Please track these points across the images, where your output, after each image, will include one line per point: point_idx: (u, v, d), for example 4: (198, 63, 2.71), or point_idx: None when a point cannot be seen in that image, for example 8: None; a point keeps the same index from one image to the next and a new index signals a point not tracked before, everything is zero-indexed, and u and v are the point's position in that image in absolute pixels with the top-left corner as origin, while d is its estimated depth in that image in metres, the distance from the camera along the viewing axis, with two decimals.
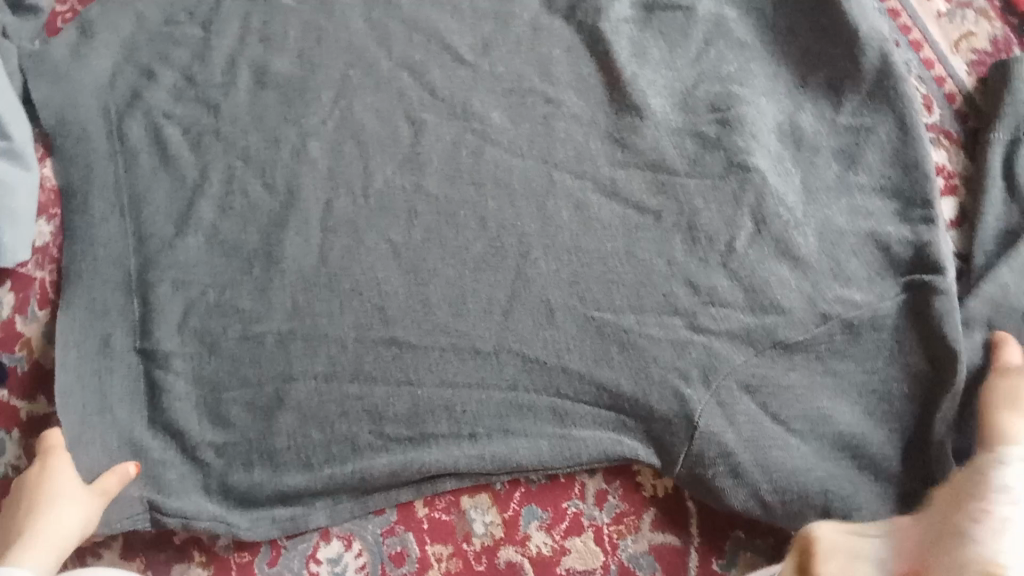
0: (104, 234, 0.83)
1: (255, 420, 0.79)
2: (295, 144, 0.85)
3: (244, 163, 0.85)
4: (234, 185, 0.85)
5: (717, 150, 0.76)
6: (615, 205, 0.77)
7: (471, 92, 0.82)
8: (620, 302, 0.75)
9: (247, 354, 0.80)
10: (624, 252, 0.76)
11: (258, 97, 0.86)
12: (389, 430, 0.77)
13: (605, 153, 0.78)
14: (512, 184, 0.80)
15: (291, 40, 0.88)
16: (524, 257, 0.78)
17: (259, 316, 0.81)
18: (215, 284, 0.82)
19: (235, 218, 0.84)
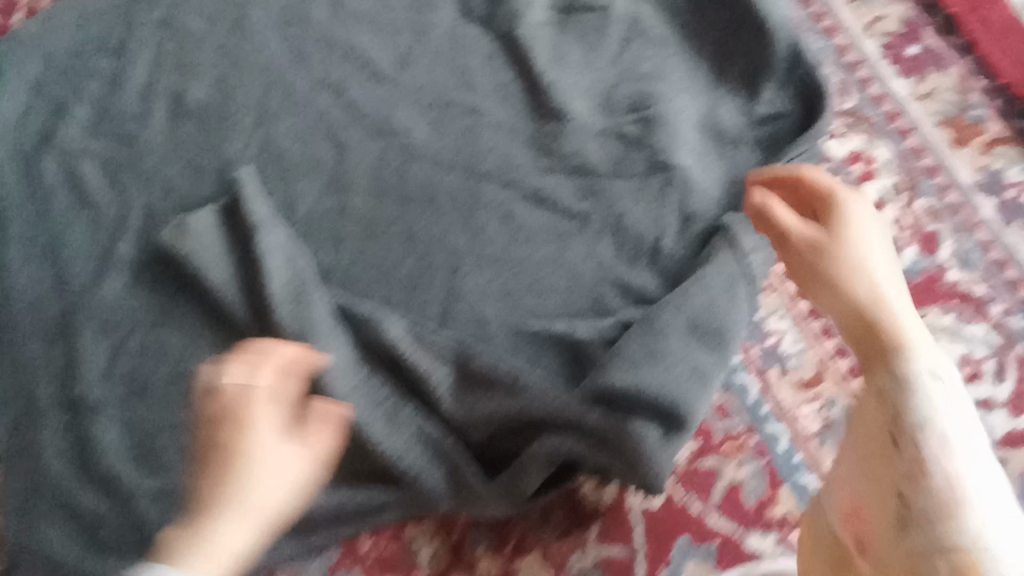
0: (24, 279, 0.81)
1: (189, 462, 0.75)
2: (217, 173, 0.83)
3: (165, 195, 0.83)
4: (158, 220, 0.83)
5: (640, 150, 0.75)
6: (542, 213, 0.75)
7: (392, 107, 0.80)
8: (549, 308, 0.73)
9: (178, 393, 0.78)
10: (553, 258, 0.74)
11: (175, 128, 0.84)
12: None
13: (529, 161, 0.76)
14: (438, 199, 0.78)
15: (205, 66, 0.85)
16: (455, 272, 0.76)
17: (190, 351, 0.79)
18: (142, 323, 0.80)
19: (159, 253, 0.82)
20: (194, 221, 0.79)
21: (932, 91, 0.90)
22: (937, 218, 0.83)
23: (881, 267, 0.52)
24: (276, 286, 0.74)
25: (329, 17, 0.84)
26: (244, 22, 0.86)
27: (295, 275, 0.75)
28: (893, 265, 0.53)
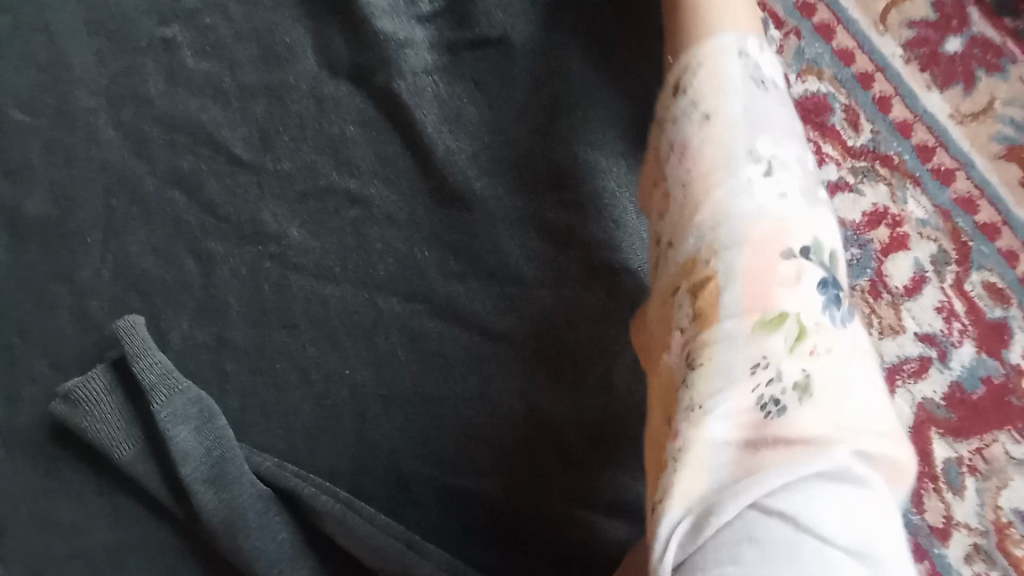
0: None
1: None
2: (72, 309, 0.64)
3: (22, 338, 0.65)
4: (19, 370, 0.65)
5: (571, 243, 0.56)
6: (457, 332, 0.56)
7: (259, 202, 0.62)
8: (483, 468, 0.55)
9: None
10: (478, 403, 0.55)
11: (17, 250, 0.65)
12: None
13: (435, 262, 0.58)
14: (331, 321, 0.60)
15: (36, 168, 0.66)
16: (362, 417, 0.58)
17: (81, 529, 0.63)
18: (26, 495, 0.64)
19: (29, 408, 0.65)
20: (85, 386, 0.62)
21: (982, 109, 0.79)
22: (1003, 304, 0.77)
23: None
24: (191, 470, 0.58)
25: (165, 89, 0.65)
26: (68, 107, 0.66)
27: (213, 444, 0.58)
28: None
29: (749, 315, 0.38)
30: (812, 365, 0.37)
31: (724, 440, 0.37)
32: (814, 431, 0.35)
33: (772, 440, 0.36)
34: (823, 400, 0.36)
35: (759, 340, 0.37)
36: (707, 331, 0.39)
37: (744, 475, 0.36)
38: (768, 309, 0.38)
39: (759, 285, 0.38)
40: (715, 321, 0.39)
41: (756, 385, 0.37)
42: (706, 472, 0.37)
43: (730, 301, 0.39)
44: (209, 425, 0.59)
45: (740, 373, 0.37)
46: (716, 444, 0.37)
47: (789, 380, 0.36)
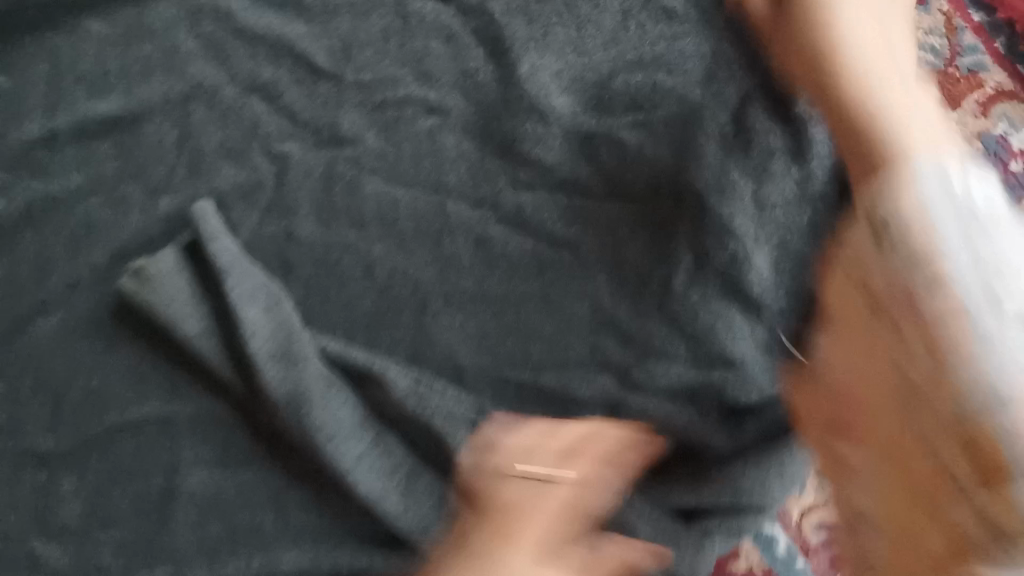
0: None
1: (145, 518, 0.65)
2: (143, 202, 0.69)
3: (87, 231, 0.70)
4: (81, 259, 0.70)
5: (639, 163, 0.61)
6: (522, 238, 0.62)
7: (337, 110, 0.68)
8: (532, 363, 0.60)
9: (131, 442, 0.67)
10: (540, 301, 0.61)
11: (88, 150, 0.71)
12: (296, 522, 0.65)
13: (504, 171, 0.63)
14: (400, 223, 0.64)
15: (113, 75, 0.73)
16: (422, 311, 0.62)
17: (138, 396, 0.68)
18: (84, 368, 0.69)
19: (86, 291, 0.70)
20: (154, 266, 0.66)
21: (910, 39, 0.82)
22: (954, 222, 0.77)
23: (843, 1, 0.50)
24: (260, 346, 0.62)
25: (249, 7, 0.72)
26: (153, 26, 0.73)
27: (280, 324, 0.63)
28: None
29: None
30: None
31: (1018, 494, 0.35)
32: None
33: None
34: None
35: None
36: (1002, 491, 0.35)
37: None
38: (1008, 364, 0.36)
39: None
40: (1006, 483, 0.35)
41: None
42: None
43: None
44: (281, 311, 0.63)
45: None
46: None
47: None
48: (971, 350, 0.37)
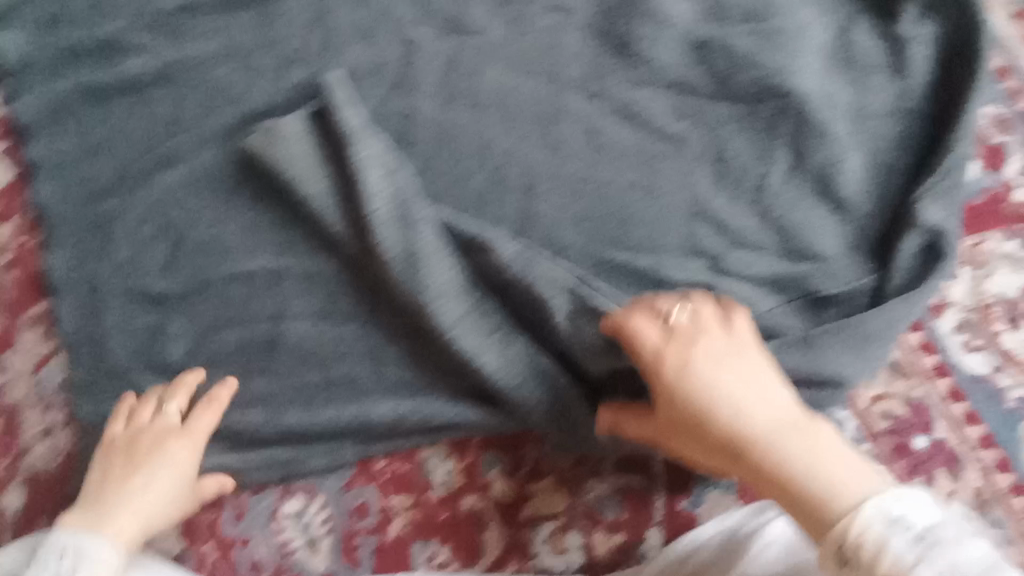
0: (82, 175, 0.76)
1: (249, 359, 0.72)
2: (274, 67, 0.75)
3: (219, 94, 0.76)
4: (210, 117, 0.75)
5: (747, 68, 0.66)
6: (629, 131, 0.67)
7: (467, 3, 0.73)
8: (632, 244, 0.65)
9: (241, 293, 0.73)
10: (641, 189, 0.65)
11: (228, 22, 0.78)
12: (389, 374, 0.70)
13: (622, 67, 0.69)
14: (515, 108, 0.69)
15: None
16: (530, 191, 0.67)
17: (250, 250, 0.73)
18: (207, 216, 0.74)
19: (211, 146, 0.75)
20: (283, 126, 0.71)
21: None
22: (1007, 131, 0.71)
23: (697, 348, 0.55)
24: (378, 207, 0.66)
25: None
26: None
27: (396, 191, 0.66)
28: (716, 350, 0.55)
29: None
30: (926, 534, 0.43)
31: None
32: (958, 560, 0.42)
33: (930, 571, 0.42)
34: (955, 549, 0.43)
35: None
36: None
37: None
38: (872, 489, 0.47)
39: None
40: None
41: (909, 547, 0.43)
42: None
43: None
44: (401, 176, 0.67)
45: (889, 529, 0.44)
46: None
47: (923, 527, 0.44)
48: (854, 515, 0.46)
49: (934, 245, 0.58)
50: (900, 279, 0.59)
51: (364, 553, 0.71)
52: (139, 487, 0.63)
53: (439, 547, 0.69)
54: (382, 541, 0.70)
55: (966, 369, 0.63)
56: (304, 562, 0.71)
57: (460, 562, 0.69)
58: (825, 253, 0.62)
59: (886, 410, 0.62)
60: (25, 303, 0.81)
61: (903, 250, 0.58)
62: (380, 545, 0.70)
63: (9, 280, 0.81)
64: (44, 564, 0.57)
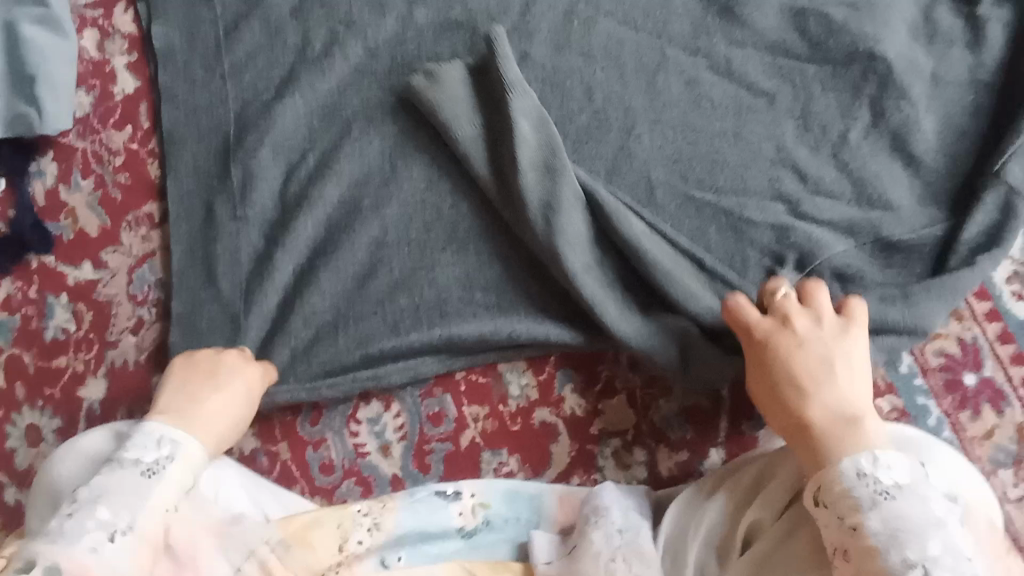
0: (206, 98, 0.79)
1: (345, 285, 0.75)
2: (402, 11, 0.81)
3: (347, 27, 0.81)
4: (336, 48, 0.81)
5: (842, 35, 0.76)
6: (727, 84, 0.76)
7: None
8: (720, 183, 0.73)
9: (343, 215, 0.77)
10: (731, 134, 0.75)
11: None
12: (478, 297, 0.75)
13: (721, 29, 0.78)
14: (622, 58, 0.77)
15: None
16: (629, 132, 0.75)
17: (360, 178, 0.77)
18: (315, 147, 0.78)
19: (336, 78, 0.80)
20: (446, 72, 0.76)
21: None
22: None
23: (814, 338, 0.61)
24: (525, 155, 0.71)
25: None
26: None
27: (545, 140, 0.72)
28: (837, 341, 0.61)
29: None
30: (898, 494, 0.51)
31: (868, 526, 0.50)
32: (902, 510, 0.50)
33: (876, 515, 0.50)
34: (905, 503, 0.50)
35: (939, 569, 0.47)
36: None
37: (898, 531, 0.49)
38: (860, 451, 0.54)
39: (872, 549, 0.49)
40: None
41: (872, 498, 0.51)
42: (875, 539, 0.49)
43: None
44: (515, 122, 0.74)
45: (856, 480, 0.52)
46: (870, 523, 0.50)
47: (889, 483, 0.51)
48: (840, 464, 0.54)
49: (1008, 204, 0.70)
50: (961, 254, 0.70)
51: (435, 459, 0.75)
52: (219, 404, 0.63)
53: (509, 457, 0.74)
54: (455, 449, 0.75)
55: (1015, 315, 0.73)
56: (375, 466, 0.74)
57: (529, 469, 0.74)
58: (895, 202, 0.73)
59: (938, 348, 0.72)
60: (132, 205, 0.88)
61: (984, 208, 0.70)
62: (451, 454, 0.75)
63: (117, 183, 0.89)
64: (143, 446, 0.57)
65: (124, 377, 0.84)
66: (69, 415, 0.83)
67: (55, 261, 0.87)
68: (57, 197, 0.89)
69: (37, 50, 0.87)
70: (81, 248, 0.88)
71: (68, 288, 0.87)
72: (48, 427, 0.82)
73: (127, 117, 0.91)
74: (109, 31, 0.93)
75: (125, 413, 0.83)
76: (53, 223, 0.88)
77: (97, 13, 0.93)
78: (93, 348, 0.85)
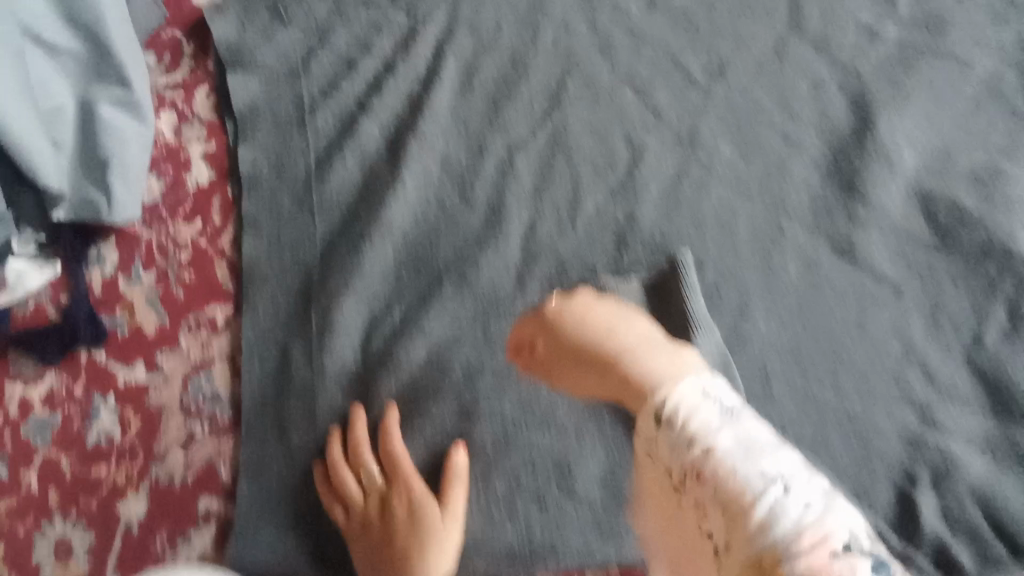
0: (292, 233, 0.83)
1: (432, 459, 0.75)
2: (501, 157, 0.82)
3: (441, 169, 0.82)
4: (432, 194, 0.82)
5: (977, 228, 0.73)
6: (849, 269, 0.73)
7: (700, 119, 0.80)
8: (844, 387, 0.70)
9: (428, 380, 0.77)
10: (856, 329, 0.71)
11: (464, 98, 0.84)
12: (579, 490, 0.73)
13: (844, 207, 0.75)
14: (735, 229, 0.75)
15: (503, 35, 0.86)
16: (741, 312, 0.72)
17: (453, 339, 0.78)
18: (401, 302, 0.80)
19: (426, 229, 0.81)
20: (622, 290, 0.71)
21: None
22: None
23: (601, 308, 0.66)
24: None
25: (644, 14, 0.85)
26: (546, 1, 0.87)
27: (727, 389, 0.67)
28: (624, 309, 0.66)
29: (798, 530, 0.46)
30: (740, 425, 0.52)
31: (719, 446, 0.51)
32: (750, 434, 0.51)
33: (724, 431, 0.51)
34: (745, 426, 0.52)
35: (826, 505, 0.47)
36: None
37: (746, 447, 0.50)
38: (688, 373, 0.56)
39: (741, 483, 0.49)
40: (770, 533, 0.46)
41: (716, 417, 0.52)
42: (728, 456, 0.50)
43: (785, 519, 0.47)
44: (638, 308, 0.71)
45: (699, 402, 0.53)
46: (721, 441, 0.51)
47: (727, 404, 0.53)
48: (669, 391, 0.55)
49: None
50: None
51: None
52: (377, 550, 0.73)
53: None
54: None
55: None
56: None
57: None
58: None
59: None
60: (194, 306, 0.84)
61: None
62: None
63: (182, 281, 0.85)
64: None
65: (167, 495, 0.78)
66: (103, 530, 0.77)
67: (107, 359, 0.83)
68: (115, 289, 0.85)
69: (114, 136, 0.83)
70: (136, 347, 0.83)
71: (117, 389, 0.82)
72: (79, 544, 0.76)
73: (198, 210, 0.87)
74: (188, 115, 0.89)
75: (164, 536, 0.76)
76: (108, 315, 0.85)
77: (177, 95, 0.89)
78: (137, 459, 0.79)
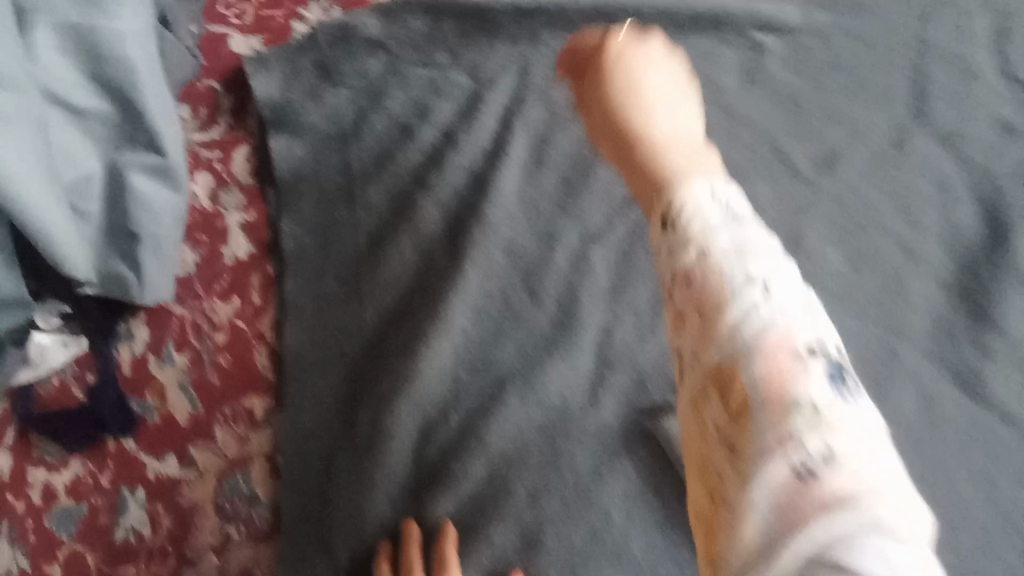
0: (339, 320, 0.74)
1: None
2: (575, 250, 0.75)
3: (507, 260, 0.74)
4: (498, 288, 0.73)
5: None
6: (971, 406, 0.63)
7: (802, 220, 0.71)
8: (966, 551, 0.58)
9: (484, 498, 0.66)
10: (983, 483, 0.60)
11: (535, 179, 0.78)
12: None
13: (967, 332, 0.66)
14: (841, 349, 0.66)
15: (581, 112, 0.79)
16: None
17: (515, 460, 0.67)
18: (459, 407, 0.69)
19: (487, 325, 0.72)
20: None
21: None
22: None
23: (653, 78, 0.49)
24: None
25: (743, 92, 0.79)
26: None
27: None
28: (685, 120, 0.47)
29: (799, 502, 0.31)
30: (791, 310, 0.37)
31: (749, 343, 0.35)
32: (789, 340, 0.35)
33: (759, 341, 0.35)
34: (793, 349, 0.35)
35: (852, 463, 0.32)
36: None
37: (778, 376, 0.34)
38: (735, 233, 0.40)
39: (767, 395, 0.34)
40: (756, 485, 0.33)
41: (752, 304, 0.37)
42: (752, 365, 0.35)
43: (800, 477, 0.32)
44: None
45: (747, 297, 0.37)
46: (744, 332, 0.36)
47: (775, 307, 0.37)
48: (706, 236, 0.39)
49: None
50: None
51: None
52: None
53: None
54: None
55: None
56: None
57: None
58: None
59: None
60: (231, 396, 0.77)
61: None
62: None
63: (217, 366, 0.78)
64: None
65: None
66: None
67: (135, 448, 0.75)
68: (144, 371, 0.78)
69: (144, 206, 0.75)
70: (168, 438, 0.76)
71: (146, 482, 0.74)
72: None
73: (236, 287, 0.81)
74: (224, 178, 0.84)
75: None
76: (136, 399, 0.77)
77: (213, 155, 0.84)
78: (166, 563, 0.70)
